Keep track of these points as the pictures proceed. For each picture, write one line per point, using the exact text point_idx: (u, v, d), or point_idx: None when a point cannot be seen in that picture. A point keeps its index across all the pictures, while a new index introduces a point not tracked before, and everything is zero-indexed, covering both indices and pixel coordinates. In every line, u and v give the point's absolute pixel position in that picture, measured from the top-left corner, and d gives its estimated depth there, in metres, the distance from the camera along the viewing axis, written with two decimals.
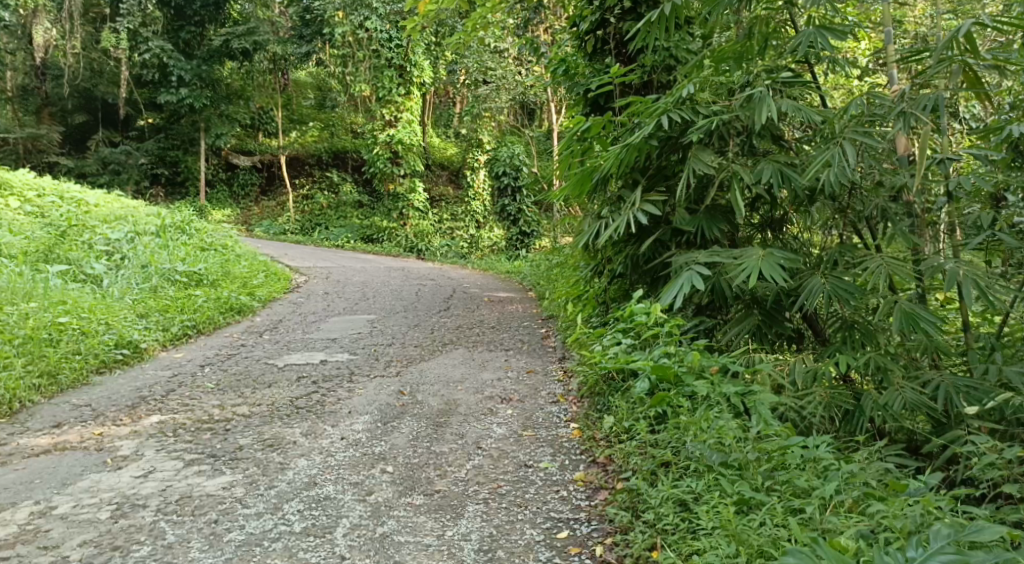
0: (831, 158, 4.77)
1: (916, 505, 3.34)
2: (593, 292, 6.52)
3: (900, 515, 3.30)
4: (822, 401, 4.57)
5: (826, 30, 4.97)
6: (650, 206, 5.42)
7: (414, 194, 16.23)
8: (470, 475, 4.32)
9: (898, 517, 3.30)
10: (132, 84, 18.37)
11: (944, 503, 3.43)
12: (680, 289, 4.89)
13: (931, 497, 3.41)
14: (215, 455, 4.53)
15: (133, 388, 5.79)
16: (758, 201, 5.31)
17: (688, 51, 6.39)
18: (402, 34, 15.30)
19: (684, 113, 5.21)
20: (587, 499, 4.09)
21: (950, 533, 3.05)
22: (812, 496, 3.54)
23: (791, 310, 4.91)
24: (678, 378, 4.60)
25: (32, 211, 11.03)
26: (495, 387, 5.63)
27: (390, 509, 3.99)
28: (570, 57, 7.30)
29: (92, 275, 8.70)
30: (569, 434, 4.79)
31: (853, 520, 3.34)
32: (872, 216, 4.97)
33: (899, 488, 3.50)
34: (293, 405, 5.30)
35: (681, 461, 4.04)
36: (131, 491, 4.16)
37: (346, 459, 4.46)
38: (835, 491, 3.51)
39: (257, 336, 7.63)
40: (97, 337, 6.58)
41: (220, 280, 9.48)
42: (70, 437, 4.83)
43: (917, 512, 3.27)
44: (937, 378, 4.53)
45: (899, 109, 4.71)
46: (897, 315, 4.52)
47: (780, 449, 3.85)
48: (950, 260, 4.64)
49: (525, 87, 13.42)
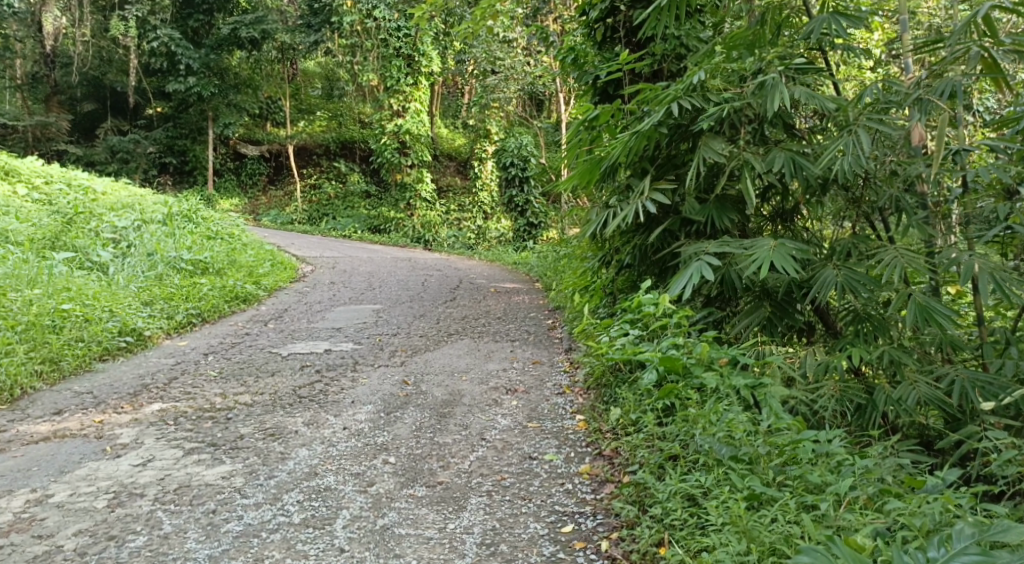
0: (845, 147, 4.67)
1: (935, 502, 3.29)
2: (601, 283, 6.44)
3: (919, 513, 3.22)
4: (833, 396, 4.47)
5: (841, 15, 4.90)
6: (659, 194, 5.33)
7: (422, 184, 16.13)
8: (474, 466, 4.25)
9: (916, 514, 3.22)
10: (141, 72, 18.34)
11: (960, 499, 3.36)
12: (689, 280, 4.80)
13: (950, 493, 3.32)
14: (215, 444, 4.47)
15: (135, 376, 5.74)
16: (768, 190, 5.21)
17: (699, 40, 6.30)
18: (410, 24, 15.21)
19: (695, 100, 5.09)
20: (593, 492, 4.01)
21: (973, 533, 2.97)
22: (825, 493, 3.44)
23: (802, 302, 4.81)
24: (687, 370, 4.49)
25: (39, 198, 11.01)
26: (500, 378, 5.56)
27: (391, 501, 3.92)
28: (579, 46, 7.15)
29: (99, 262, 8.66)
30: (575, 426, 4.71)
31: (870, 517, 3.26)
32: (885, 208, 4.88)
33: (919, 484, 3.48)
34: (296, 394, 5.23)
35: (689, 454, 3.94)
36: (129, 479, 4.11)
37: (347, 450, 4.39)
38: (849, 487, 3.44)
39: (262, 324, 7.59)
40: (100, 324, 6.54)
41: (226, 269, 9.44)
42: (71, 424, 4.77)
43: (936, 510, 3.19)
44: (952, 373, 4.44)
45: (915, 96, 4.63)
46: (911, 309, 4.43)
47: (792, 443, 3.75)
48: (966, 253, 4.54)
49: (533, 78, 13.34)
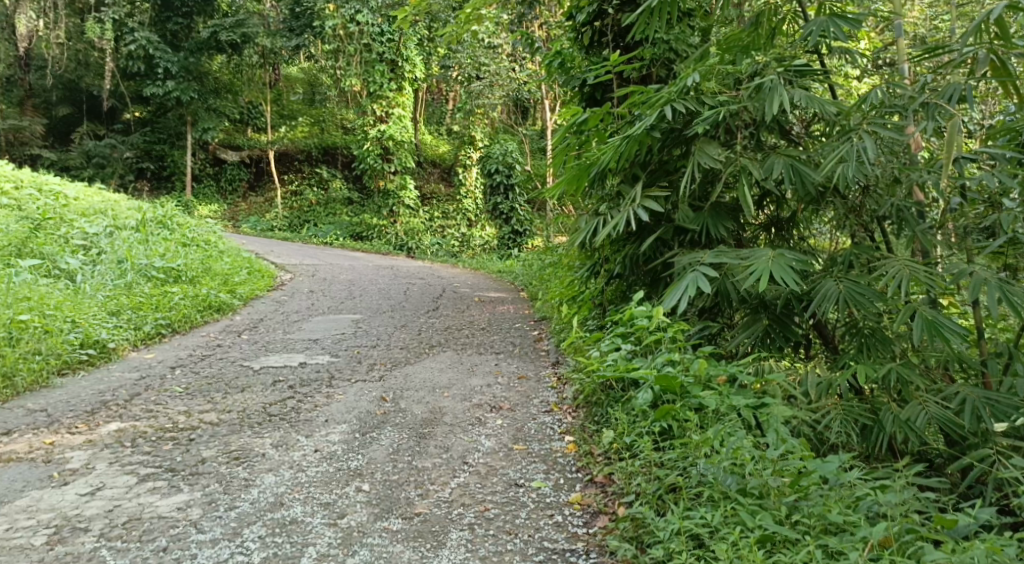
0: (847, 153, 4.39)
1: (975, 549, 3.04)
2: (589, 294, 6.12)
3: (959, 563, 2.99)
4: (837, 416, 4.20)
5: (840, 18, 4.63)
6: (651, 201, 5.03)
7: (405, 191, 15.81)
8: (455, 495, 3.94)
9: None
10: (118, 76, 17.90)
11: (999, 545, 3.12)
12: (684, 292, 4.52)
13: (993, 542, 3.09)
14: (174, 469, 4.13)
15: (94, 392, 5.39)
16: (763, 198, 4.92)
17: (689, 44, 6.05)
18: (393, 29, 15.01)
19: (689, 103, 4.78)
20: (585, 526, 3.72)
21: None
22: (849, 537, 3.18)
23: (802, 315, 4.53)
24: (684, 389, 4.21)
25: (8, 202, 10.61)
26: (484, 394, 5.26)
27: (363, 536, 3.61)
28: (565, 49, 6.93)
29: (66, 270, 8.31)
30: (564, 448, 4.42)
31: None
32: (887, 216, 4.62)
33: (950, 524, 3.22)
34: (265, 412, 4.90)
35: (691, 484, 3.66)
36: (73, 512, 3.77)
37: (317, 476, 4.07)
38: (876, 529, 3.17)
39: (235, 335, 7.24)
40: (60, 336, 6.22)
41: (200, 277, 9.06)
42: (18, 446, 4.43)
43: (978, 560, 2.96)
44: (962, 392, 4.19)
45: (921, 100, 4.44)
46: (917, 324, 4.16)
47: (803, 474, 3.48)
48: (974, 266, 4.27)
49: (519, 85, 13.04)
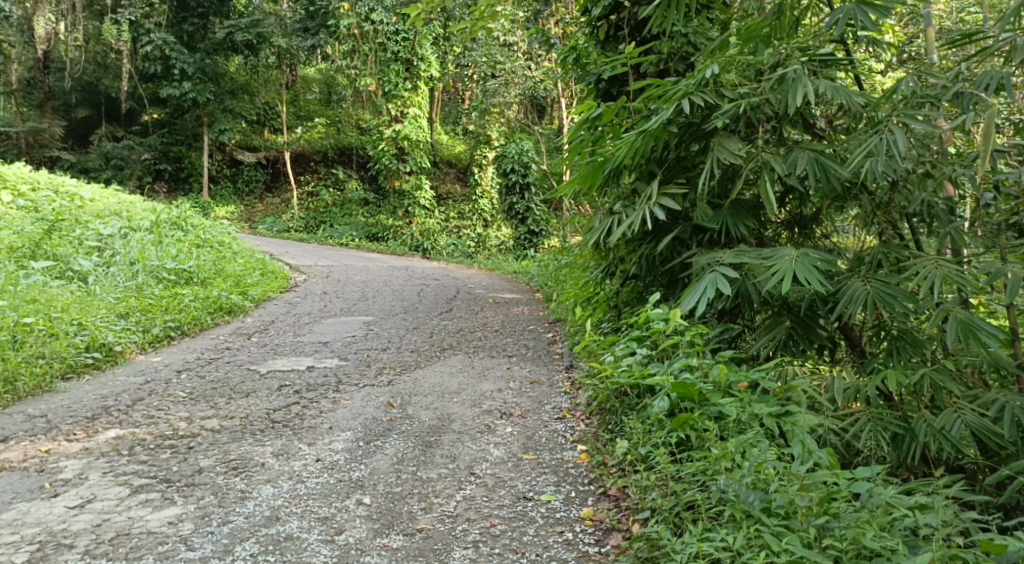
0: (876, 147, 4.18)
1: None
2: (604, 296, 5.93)
3: None
4: (866, 424, 3.98)
5: (868, 5, 4.38)
6: (667, 199, 4.82)
7: (421, 191, 15.69)
8: (460, 509, 3.77)
9: None
10: (135, 77, 17.89)
11: None
12: (702, 293, 4.31)
13: None
14: (168, 480, 3.99)
15: (96, 397, 5.26)
16: (786, 194, 4.68)
17: (708, 37, 5.84)
18: (408, 27, 14.90)
19: (707, 97, 4.60)
20: (597, 544, 3.55)
21: None
22: None
23: (827, 317, 4.30)
24: (702, 396, 4.00)
25: (24, 204, 10.57)
26: (494, 399, 5.08)
27: (361, 554, 3.45)
28: (580, 45, 6.71)
29: (79, 272, 8.21)
30: (576, 458, 4.24)
31: None
32: (917, 214, 4.40)
33: (997, 550, 3.00)
34: (269, 419, 4.75)
35: (711, 502, 3.45)
36: (59, 526, 3.63)
37: (317, 488, 3.91)
38: (917, 557, 2.95)
39: (245, 338, 7.11)
40: (66, 339, 6.10)
41: (212, 278, 8.92)
42: (13, 454, 4.30)
43: None
44: (1000, 399, 3.97)
45: (955, 90, 4.21)
46: (952, 326, 3.95)
47: (830, 492, 3.27)
48: (1010, 264, 4.05)
49: (534, 83, 12.78)
